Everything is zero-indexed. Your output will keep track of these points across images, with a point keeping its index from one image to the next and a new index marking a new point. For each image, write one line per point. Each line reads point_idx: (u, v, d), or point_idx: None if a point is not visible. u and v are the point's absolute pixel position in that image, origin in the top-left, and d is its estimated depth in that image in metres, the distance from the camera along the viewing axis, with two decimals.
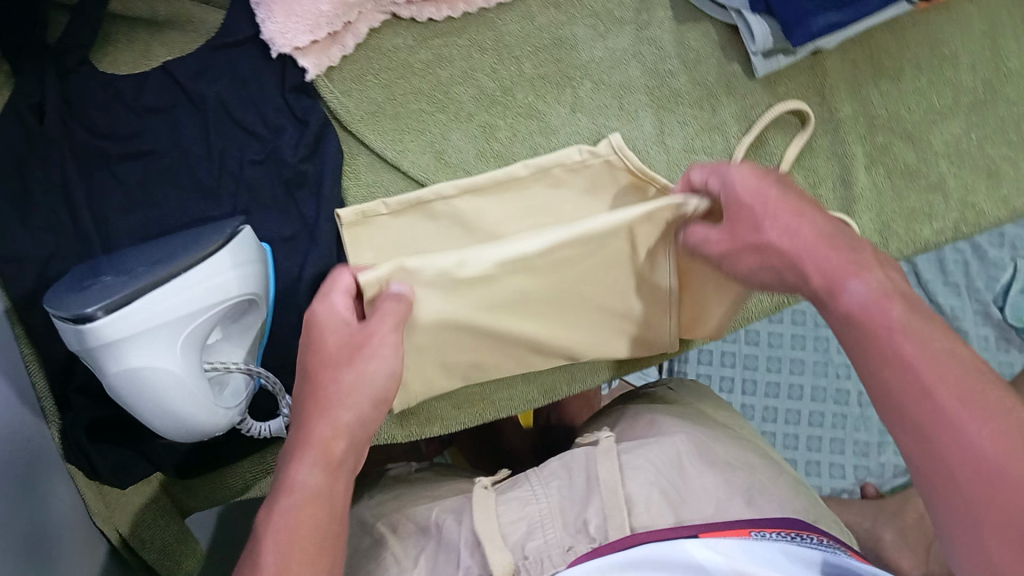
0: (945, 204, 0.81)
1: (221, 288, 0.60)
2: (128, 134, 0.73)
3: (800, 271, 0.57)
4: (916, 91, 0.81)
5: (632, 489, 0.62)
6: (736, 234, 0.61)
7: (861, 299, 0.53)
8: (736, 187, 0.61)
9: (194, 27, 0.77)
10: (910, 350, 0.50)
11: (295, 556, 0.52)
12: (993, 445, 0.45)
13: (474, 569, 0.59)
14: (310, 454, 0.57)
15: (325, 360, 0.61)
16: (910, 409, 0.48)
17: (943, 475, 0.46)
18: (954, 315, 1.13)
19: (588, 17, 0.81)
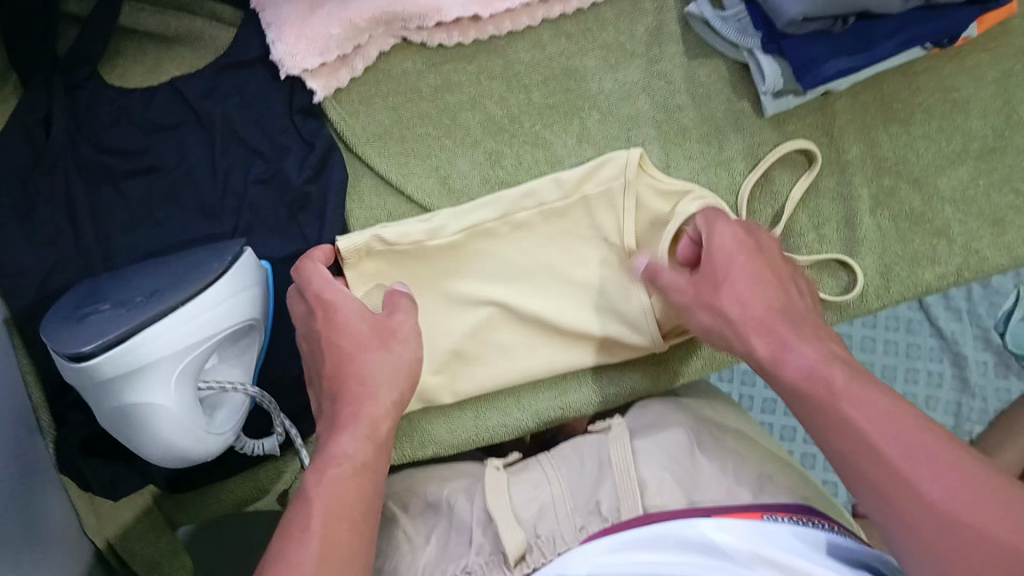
0: (949, 250, 0.80)
1: (216, 322, 0.60)
2: (135, 150, 0.73)
3: (750, 340, 0.58)
4: (924, 135, 0.82)
5: (643, 473, 0.62)
6: (700, 287, 0.62)
7: (803, 371, 0.54)
8: (713, 246, 0.62)
9: (203, 44, 0.78)
10: (859, 412, 0.50)
11: (343, 525, 0.51)
12: (949, 495, 0.46)
13: (485, 547, 0.60)
14: (349, 427, 0.56)
15: (359, 343, 0.60)
16: (866, 473, 0.49)
17: (909, 529, 0.46)
18: (954, 340, 1.11)
19: (599, 49, 0.81)
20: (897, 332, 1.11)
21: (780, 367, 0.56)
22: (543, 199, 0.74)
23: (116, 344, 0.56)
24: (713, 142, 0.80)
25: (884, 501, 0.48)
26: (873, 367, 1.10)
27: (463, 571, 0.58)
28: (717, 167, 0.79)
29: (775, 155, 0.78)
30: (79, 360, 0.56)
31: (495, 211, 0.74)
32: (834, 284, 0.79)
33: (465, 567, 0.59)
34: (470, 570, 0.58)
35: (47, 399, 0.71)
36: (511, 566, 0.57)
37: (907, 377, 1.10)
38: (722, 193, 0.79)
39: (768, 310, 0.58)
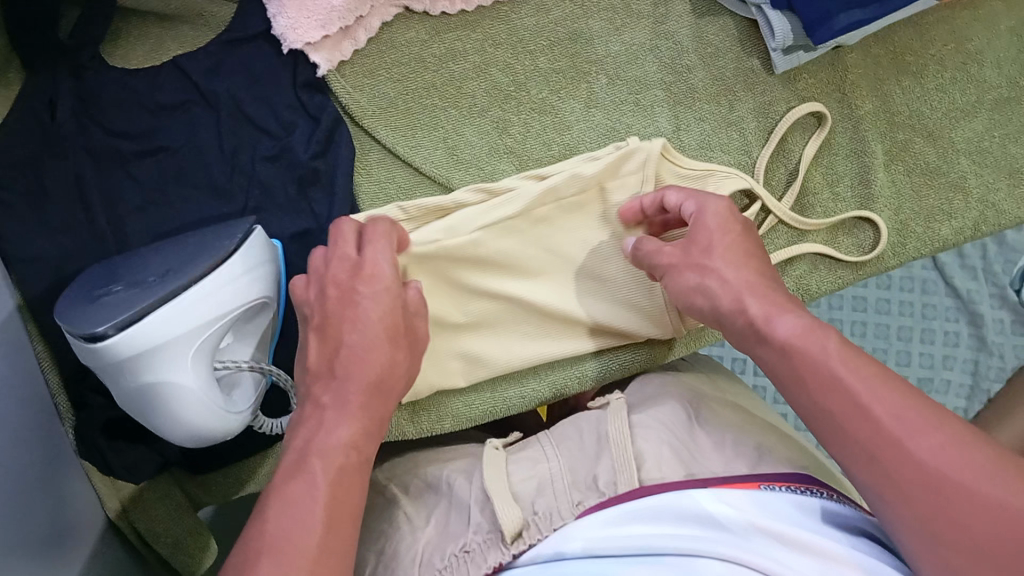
0: (966, 204, 0.79)
1: (231, 299, 0.60)
2: (143, 131, 0.73)
3: (742, 304, 0.57)
4: (937, 88, 0.80)
5: (641, 446, 0.62)
6: (690, 252, 0.61)
7: (795, 331, 0.54)
8: (704, 214, 0.62)
9: (205, 22, 0.77)
10: (851, 378, 0.50)
11: (337, 510, 0.51)
12: (934, 459, 0.47)
13: (483, 525, 0.59)
14: (352, 414, 0.55)
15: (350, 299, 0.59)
16: (855, 435, 0.50)
17: (899, 496, 0.48)
18: (971, 299, 1.10)
19: (603, 11, 0.80)
20: (912, 293, 1.10)
21: (768, 332, 0.55)
22: (559, 189, 0.72)
23: (132, 324, 0.56)
24: (723, 103, 0.79)
25: (873, 466, 0.49)
26: (890, 328, 1.09)
27: (462, 550, 0.58)
28: (728, 128, 0.78)
29: (790, 118, 0.77)
30: (96, 340, 0.56)
31: (514, 207, 0.72)
32: (848, 243, 0.78)
33: (463, 547, 0.58)
34: (469, 548, 0.58)
35: (63, 385, 0.71)
36: (509, 543, 0.56)
37: (924, 336, 1.09)
38: (733, 154, 0.78)
39: (759, 280, 0.58)
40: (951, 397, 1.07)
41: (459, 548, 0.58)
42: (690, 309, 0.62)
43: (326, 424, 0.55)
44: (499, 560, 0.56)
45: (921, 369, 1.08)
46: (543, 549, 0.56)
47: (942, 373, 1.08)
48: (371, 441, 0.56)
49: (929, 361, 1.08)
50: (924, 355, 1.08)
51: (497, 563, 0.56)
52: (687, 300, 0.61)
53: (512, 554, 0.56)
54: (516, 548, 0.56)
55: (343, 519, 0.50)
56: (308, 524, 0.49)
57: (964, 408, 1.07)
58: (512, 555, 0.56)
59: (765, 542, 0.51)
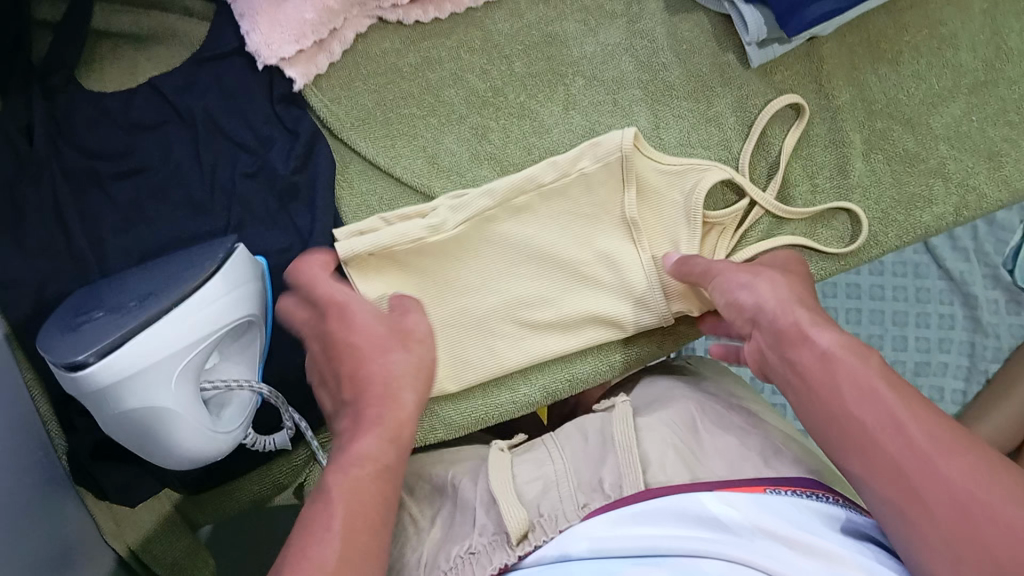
0: (946, 188, 0.79)
1: (211, 321, 0.60)
2: (120, 152, 0.73)
3: (788, 308, 0.57)
4: (914, 74, 0.81)
5: (645, 447, 0.62)
6: (747, 266, 0.64)
7: (838, 343, 0.54)
8: (767, 261, 0.67)
9: (178, 40, 0.78)
10: (886, 389, 0.51)
11: (360, 520, 0.50)
12: (964, 480, 0.46)
13: (488, 527, 0.59)
14: (380, 430, 0.55)
15: (377, 342, 0.61)
16: (884, 449, 0.49)
17: (924, 515, 0.47)
18: (964, 280, 1.09)
19: (578, 13, 0.80)
20: (906, 277, 1.10)
21: (805, 338, 0.55)
22: (539, 180, 0.73)
23: (115, 350, 0.56)
24: (702, 99, 0.79)
25: (897, 481, 0.48)
26: (884, 313, 1.09)
27: (467, 552, 0.58)
28: (707, 124, 0.78)
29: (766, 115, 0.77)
30: (77, 369, 0.55)
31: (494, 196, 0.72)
32: (829, 233, 0.78)
33: (469, 549, 0.59)
34: (475, 550, 0.58)
35: (53, 410, 0.71)
36: (514, 545, 0.57)
37: (918, 321, 1.09)
38: (714, 149, 0.78)
39: (801, 296, 0.59)
40: (949, 380, 1.07)
41: (466, 550, 0.59)
42: (726, 307, 0.62)
43: (354, 439, 0.55)
44: (503, 562, 0.56)
45: (917, 353, 1.08)
46: (548, 552, 0.56)
47: (938, 356, 1.08)
48: (399, 456, 0.55)
49: (925, 346, 1.08)
50: (919, 339, 1.08)
51: (503, 564, 0.56)
52: (728, 303, 0.62)
53: (517, 555, 0.57)
54: (521, 550, 0.57)
55: (366, 528, 0.50)
56: (333, 532, 0.48)
57: (961, 390, 1.07)
58: (518, 557, 0.57)
59: (768, 544, 0.51)
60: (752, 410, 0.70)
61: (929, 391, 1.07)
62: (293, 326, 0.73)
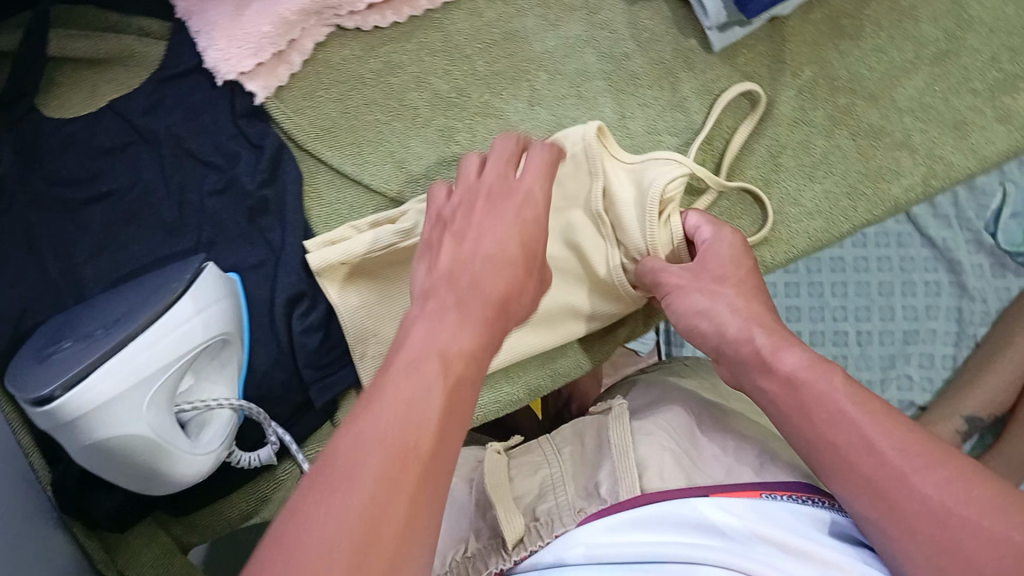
0: (913, 160, 0.79)
1: (177, 347, 0.59)
2: (86, 178, 0.72)
3: (750, 334, 0.59)
4: (876, 48, 0.81)
5: (643, 451, 0.61)
6: (701, 278, 0.64)
7: (803, 366, 0.55)
8: (709, 250, 0.65)
9: (137, 62, 0.77)
10: (857, 411, 0.52)
11: (448, 419, 0.44)
12: (940, 493, 0.48)
13: (484, 533, 0.62)
14: (470, 329, 0.50)
15: (480, 224, 0.58)
16: (859, 469, 0.50)
17: (905, 531, 0.48)
18: (947, 247, 1.09)
19: (537, 8, 0.79)
20: (889, 247, 1.10)
21: (773, 362, 0.56)
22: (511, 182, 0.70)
23: (78, 383, 0.55)
24: (666, 85, 0.78)
25: (879, 502, 0.49)
26: (870, 285, 1.09)
27: (464, 555, 0.61)
28: (673, 110, 0.78)
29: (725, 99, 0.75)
30: (42, 404, 0.55)
31: None
32: (798, 212, 0.78)
33: (466, 552, 0.61)
34: (470, 554, 0.61)
35: (37, 442, 0.71)
36: (510, 550, 0.58)
37: (904, 290, 1.08)
38: (682, 135, 0.78)
39: (758, 312, 0.61)
40: (937, 346, 1.07)
41: (463, 554, 0.61)
42: (692, 332, 0.63)
43: (444, 328, 0.49)
44: (500, 566, 0.58)
45: (905, 323, 1.08)
46: (546, 555, 0.56)
47: (927, 324, 1.08)
48: (482, 357, 0.50)
49: (912, 314, 1.08)
50: (906, 308, 1.08)
51: (497, 569, 0.58)
52: (688, 321, 0.63)
53: (513, 560, 0.57)
54: (517, 554, 0.57)
55: (453, 424, 0.44)
56: (421, 424, 0.42)
57: (952, 355, 1.06)
58: (514, 562, 0.57)
59: (766, 550, 0.51)
60: (749, 416, 0.69)
61: (919, 359, 1.07)
62: (273, 341, 0.73)
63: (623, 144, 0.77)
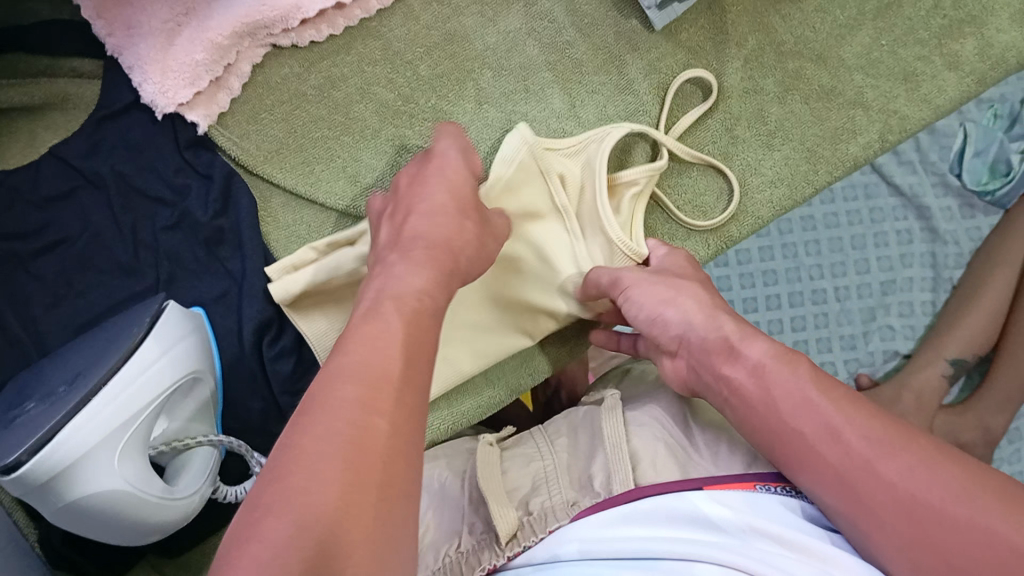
0: (867, 117, 0.79)
1: (141, 397, 0.57)
2: (34, 229, 0.71)
3: (713, 325, 0.60)
4: (818, 9, 0.80)
5: (637, 444, 0.61)
6: (655, 274, 0.65)
7: (767, 354, 0.55)
8: (666, 261, 0.69)
9: (73, 104, 0.75)
10: (824, 402, 0.51)
11: (412, 349, 0.45)
12: (906, 481, 0.47)
13: (478, 528, 0.62)
14: (420, 270, 0.51)
15: (427, 198, 0.58)
16: (827, 460, 0.50)
17: (876, 521, 0.47)
18: (915, 194, 1.07)
19: (474, 5, 0.78)
20: (857, 201, 1.08)
21: (737, 354, 0.57)
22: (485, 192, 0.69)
23: (47, 444, 0.53)
24: (612, 69, 0.78)
25: (846, 494, 0.49)
26: (843, 240, 1.07)
27: (456, 551, 0.60)
28: (622, 94, 0.77)
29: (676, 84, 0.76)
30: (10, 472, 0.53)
31: None
32: (760, 182, 0.78)
33: (458, 548, 0.61)
34: (463, 550, 0.60)
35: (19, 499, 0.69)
36: (504, 546, 0.57)
37: (877, 242, 1.07)
38: (633, 117, 0.77)
39: (710, 301, 0.63)
40: (916, 293, 1.06)
41: (455, 550, 0.60)
42: (653, 325, 0.63)
43: (398, 275, 0.51)
44: (492, 563, 0.57)
45: (881, 274, 1.07)
46: (538, 551, 0.56)
47: (903, 272, 1.07)
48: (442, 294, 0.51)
49: (888, 264, 1.07)
50: (881, 259, 1.07)
51: (490, 566, 0.57)
52: (652, 319, 0.63)
53: (507, 556, 0.57)
54: (510, 550, 0.57)
55: (418, 356, 0.45)
56: (386, 356, 0.43)
57: (931, 301, 1.06)
58: (507, 558, 0.57)
59: (761, 543, 0.50)
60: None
61: (899, 308, 1.06)
62: (246, 369, 0.72)
63: (576, 132, 0.76)
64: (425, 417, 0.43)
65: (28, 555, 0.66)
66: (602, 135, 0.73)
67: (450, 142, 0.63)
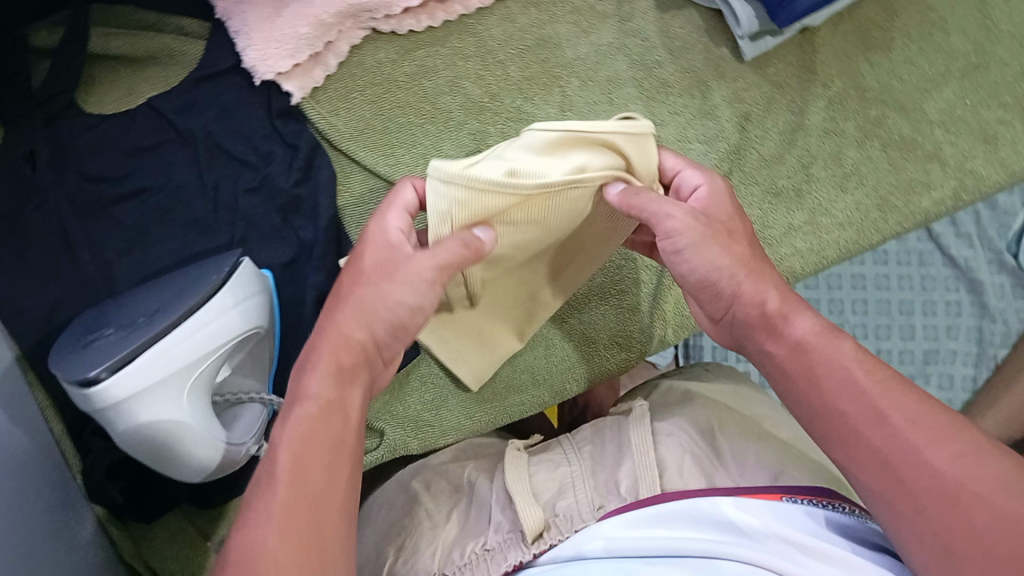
0: (943, 172, 0.80)
1: (199, 351, 0.59)
2: (121, 175, 0.73)
3: (760, 292, 0.53)
4: (905, 61, 0.81)
5: (663, 453, 0.62)
6: (713, 226, 0.55)
7: (813, 330, 0.52)
8: (707, 202, 0.57)
9: (175, 61, 0.78)
10: (866, 379, 0.49)
11: (311, 472, 0.47)
12: (952, 468, 0.45)
13: (503, 525, 0.60)
14: (325, 370, 0.52)
15: (356, 277, 0.55)
16: (867, 440, 0.48)
17: (913, 505, 0.46)
18: (968, 267, 1.06)
19: (570, 15, 0.80)
20: (910, 266, 1.07)
21: (783, 330, 0.52)
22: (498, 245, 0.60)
23: (125, 366, 0.56)
24: (696, 93, 0.79)
25: (885, 474, 0.47)
26: (891, 303, 1.06)
27: (482, 548, 0.59)
28: (703, 118, 0.79)
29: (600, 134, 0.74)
30: (87, 386, 0.55)
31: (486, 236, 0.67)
32: (830, 223, 0.78)
33: (483, 546, 0.59)
34: (489, 547, 0.59)
35: (68, 430, 0.71)
36: (529, 544, 0.57)
37: (925, 309, 1.06)
38: (711, 141, 0.78)
39: (754, 255, 0.55)
40: (957, 367, 1.04)
41: (479, 547, 0.59)
42: (704, 291, 0.56)
43: (303, 376, 0.52)
44: (518, 559, 0.57)
45: (925, 342, 1.05)
46: (564, 549, 0.56)
47: (947, 344, 1.05)
48: (354, 390, 0.53)
49: (933, 333, 1.05)
50: (927, 327, 1.05)
51: (515, 562, 0.57)
52: (703, 281, 0.55)
53: (532, 553, 0.57)
54: (538, 547, 0.57)
55: (322, 469, 0.48)
56: (277, 482, 0.47)
57: (972, 376, 1.04)
58: (532, 555, 0.57)
59: (787, 548, 0.50)
60: (766, 425, 0.67)
61: (938, 380, 1.03)
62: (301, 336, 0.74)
63: None
64: (344, 523, 0.48)
65: (63, 483, 0.68)
66: (499, 151, 0.57)
67: (411, 198, 0.58)
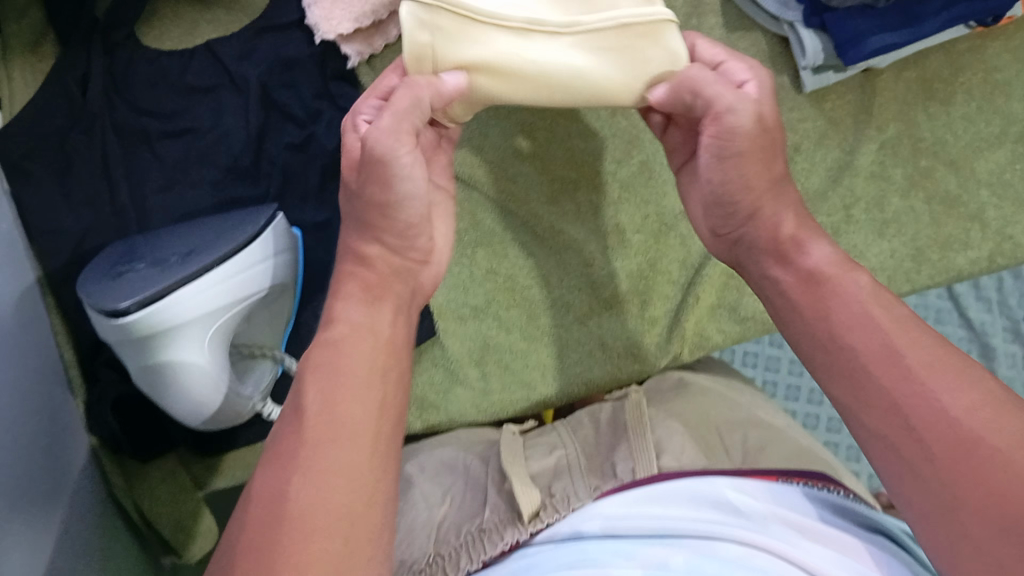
0: (982, 235, 0.80)
1: (216, 304, 0.59)
2: (171, 112, 0.73)
3: (759, 214, 0.51)
4: (964, 117, 0.81)
5: (658, 436, 0.61)
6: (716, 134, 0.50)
7: (827, 261, 0.49)
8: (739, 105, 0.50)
9: (240, 7, 0.78)
10: (880, 315, 0.45)
11: (342, 406, 0.43)
12: (962, 410, 0.41)
13: (499, 508, 0.57)
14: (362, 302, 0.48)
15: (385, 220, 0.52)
16: (878, 382, 0.44)
17: (922, 451, 0.41)
18: (984, 329, 1.02)
19: None
20: (928, 319, 1.03)
21: (795, 254, 0.50)
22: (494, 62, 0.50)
23: (148, 306, 0.56)
24: None
25: (890, 415, 0.43)
26: None
27: (478, 529, 0.56)
28: None
29: None
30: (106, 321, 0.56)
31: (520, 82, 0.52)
32: (861, 266, 0.78)
33: (479, 526, 0.56)
34: (484, 527, 0.56)
35: (79, 358, 0.71)
36: (525, 523, 0.54)
37: None
38: None
39: (783, 174, 0.51)
40: None
41: (475, 527, 0.56)
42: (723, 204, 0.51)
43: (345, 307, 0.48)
44: (515, 537, 0.53)
45: None
46: (560, 527, 0.53)
47: None
48: (392, 319, 0.49)
49: None
50: None
51: (513, 541, 0.53)
52: (720, 194, 0.51)
53: (529, 532, 0.54)
54: (534, 526, 0.54)
55: (358, 400, 0.44)
56: (307, 414, 0.43)
57: None
58: (530, 534, 0.54)
59: (782, 532, 0.48)
60: (762, 411, 0.67)
61: None
62: (321, 300, 0.73)
63: None
64: (372, 462, 0.42)
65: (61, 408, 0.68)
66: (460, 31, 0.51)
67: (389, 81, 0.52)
